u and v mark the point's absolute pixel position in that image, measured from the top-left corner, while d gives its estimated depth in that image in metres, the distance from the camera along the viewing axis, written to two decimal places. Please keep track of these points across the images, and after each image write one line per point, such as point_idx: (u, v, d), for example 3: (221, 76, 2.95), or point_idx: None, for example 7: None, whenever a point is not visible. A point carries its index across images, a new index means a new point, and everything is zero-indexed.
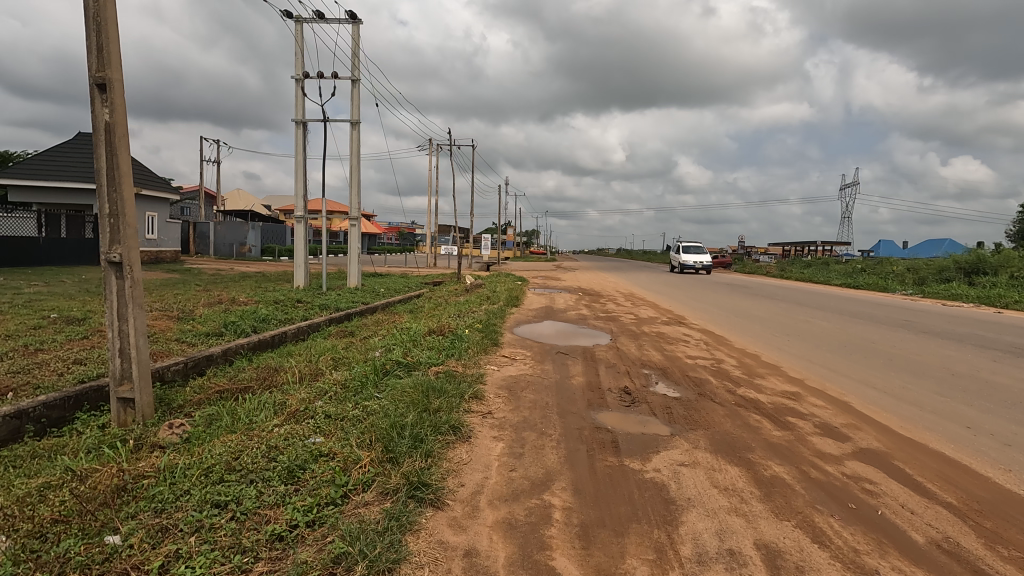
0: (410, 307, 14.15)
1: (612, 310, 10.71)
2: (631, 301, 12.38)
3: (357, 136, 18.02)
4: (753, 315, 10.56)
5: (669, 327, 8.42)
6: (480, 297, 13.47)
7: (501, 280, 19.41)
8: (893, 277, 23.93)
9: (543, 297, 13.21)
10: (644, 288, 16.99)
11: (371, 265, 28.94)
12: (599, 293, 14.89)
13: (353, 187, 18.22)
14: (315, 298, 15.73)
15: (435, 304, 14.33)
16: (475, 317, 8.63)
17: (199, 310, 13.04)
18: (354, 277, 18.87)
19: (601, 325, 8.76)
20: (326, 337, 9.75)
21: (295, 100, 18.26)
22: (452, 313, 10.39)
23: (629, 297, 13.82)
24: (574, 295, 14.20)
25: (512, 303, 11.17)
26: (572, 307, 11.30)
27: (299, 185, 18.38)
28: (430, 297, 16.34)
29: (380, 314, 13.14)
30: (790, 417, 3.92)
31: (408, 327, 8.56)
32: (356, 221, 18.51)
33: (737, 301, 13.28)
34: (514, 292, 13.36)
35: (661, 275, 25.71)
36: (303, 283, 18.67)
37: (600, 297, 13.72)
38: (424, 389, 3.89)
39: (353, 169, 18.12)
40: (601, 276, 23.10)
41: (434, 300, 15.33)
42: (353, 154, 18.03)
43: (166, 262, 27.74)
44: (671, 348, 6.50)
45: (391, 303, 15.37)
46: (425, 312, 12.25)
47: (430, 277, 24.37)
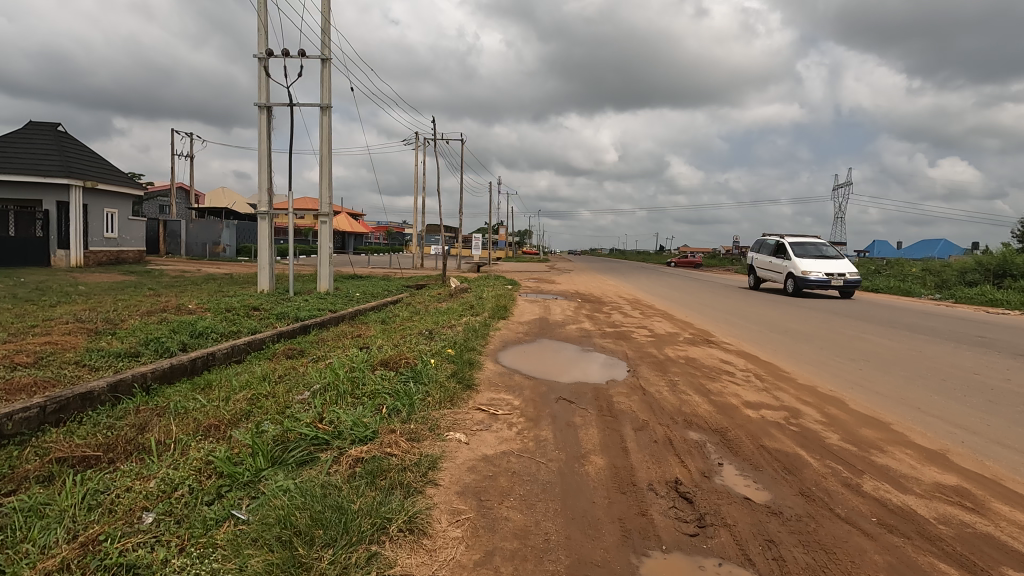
0: (384, 317, 12.25)
1: (621, 323, 8.85)
2: (639, 311, 10.53)
3: (328, 122, 16.08)
4: (787, 328, 8.78)
5: (699, 349, 6.58)
6: (464, 305, 11.56)
7: (489, 284, 17.53)
8: (912, 280, 22.22)
9: (537, 305, 11.34)
10: (649, 294, 15.16)
11: (352, 267, 26.97)
12: (600, 299, 13.06)
13: (324, 180, 16.29)
14: (275, 305, 13.82)
15: (413, 313, 12.40)
16: (451, 336, 6.69)
17: (129, 321, 11.05)
18: (324, 280, 16.90)
19: (612, 344, 6.91)
20: (267, 360, 7.74)
21: (258, 82, 16.30)
22: (425, 329, 8.45)
23: (636, 305, 11.95)
24: (573, 302, 12.32)
25: (500, 312, 9.27)
26: (572, 318, 9.43)
27: (263, 177, 16.43)
28: (409, 305, 14.40)
29: (344, 326, 11.18)
30: (1011, 569, 2.06)
31: (363, 351, 6.60)
32: (327, 217, 16.59)
33: (759, 309, 11.46)
34: (504, 300, 11.47)
35: (662, 278, 24.00)
36: (267, 287, 16.71)
37: (603, 305, 11.84)
38: (308, 526, 2.01)
39: (324, 160, 16.17)
40: (599, 278, 21.32)
41: (411, 308, 13.42)
42: (323, 142, 16.07)
43: (127, 263, 25.59)
44: (716, 388, 4.64)
45: (362, 311, 13.41)
46: (397, 324, 10.32)
47: (414, 279, 22.49)
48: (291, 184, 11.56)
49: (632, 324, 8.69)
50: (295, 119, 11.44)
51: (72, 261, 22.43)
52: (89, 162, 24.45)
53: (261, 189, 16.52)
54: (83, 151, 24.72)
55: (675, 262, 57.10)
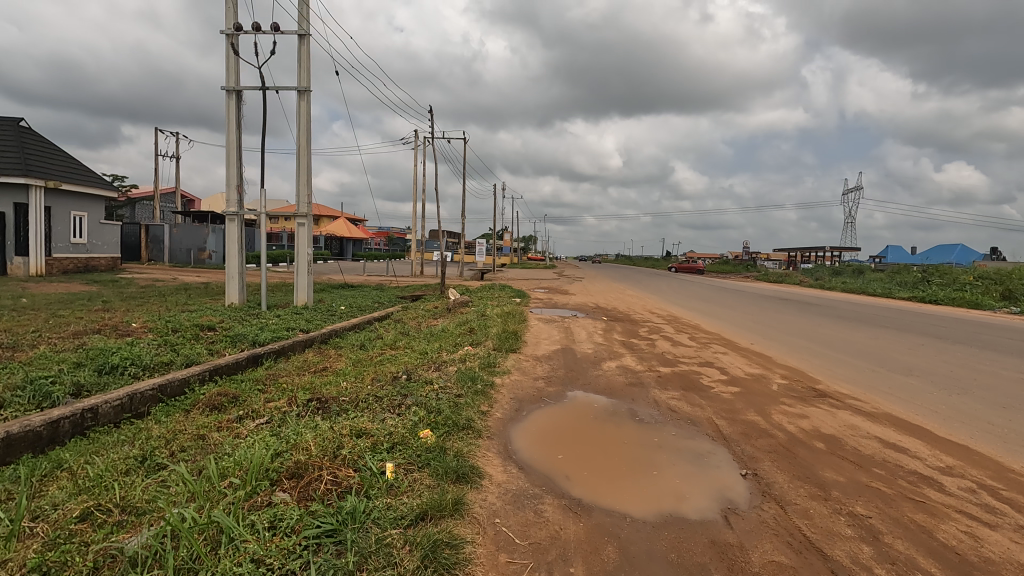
0: (362, 341, 9.84)
1: (677, 357, 6.44)
2: (687, 336, 8.16)
3: (306, 107, 13.85)
4: (899, 362, 6.40)
5: (826, 414, 4.16)
6: (463, 326, 9.19)
7: (495, 297, 15.18)
8: (974, 288, 19.55)
9: (553, 326, 8.96)
10: (682, 308, 12.77)
11: (344, 275, 24.65)
12: (627, 316, 10.70)
13: (301, 175, 14.07)
14: (236, 324, 11.48)
15: (400, 336, 10.01)
16: (436, 394, 4.27)
17: (34, 346, 8.69)
18: (302, 293, 14.52)
19: (684, 401, 4.49)
20: (174, 422, 5.28)
21: (227, 63, 14.09)
22: (404, 370, 6.03)
23: (677, 325, 9.54)
24: (598, 320, 9.95)
25: (508, 339, 6.86)
26: (604, 347, 7.03)
27: (233, 172, 14.23)
28: (399, 323, 12.06)
29: (308, 355, 8.72)
30: None
31: (296, 423, 4.17)
32: (305, 219, 14.30)
33: (830, 330, 9.12)
34: (511, 318, 9.13)
35: (687, 286, 21.58)
36: (237, 299, 14.43)
37: (635, 325, 9.45)
38: None
39: (302, 152, 13.95)
40: (618, 288, 18.90)
41: (400, 328, 11.05)
42: (301, 132, 13.91)
43: (97, 271, 23.36)
44: (964, 543, 2.26)
45: (340, 331, 11.04)
46: (374, 356, 7.95)
47: (411, 289, 20.17)
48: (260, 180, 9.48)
49: (692, 361, 6.27)
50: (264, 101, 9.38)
51: (31, 270, 20.17)
52: (54, 159, 22.24)
53: (230, 185, 14.32)
54: (49, 148, 22.58)
55: (686, 269, 54.61)
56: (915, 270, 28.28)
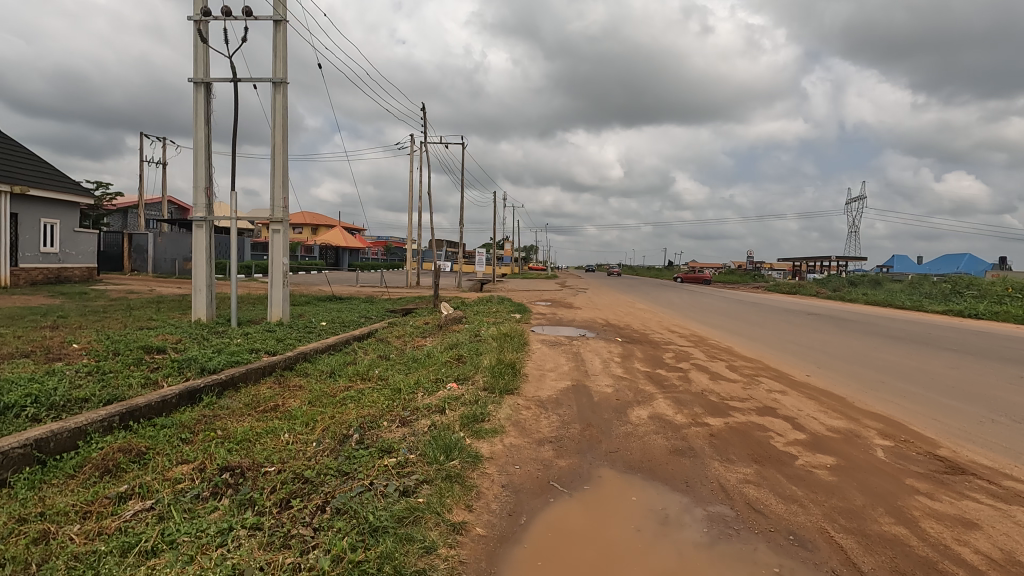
0: (333, 368, 8.29)
1: (724, 400, 4.90)
2: (723, 366, 6.61)
3: (282, 101, 12.45)
4: (1015, 406, 4.92)
5: (1000, 519, 2.63)
6: (450, 352, 7.66)
7: (493, 311, 13.68)
8: (1015, 301, 17.99)
9: (559, 350, 7.43)
10: (704, 325, 11.26)
11: (334, 287, 23.18)
12: (643, 338, 9.14)
13: (276, 177, 12.63)
14: (193, 344, 9.98)
15: (376, 361, 8.50)
16: (386, 486, 2.75)
17: None
18: (276, 308, 12.93)
19: (766, 486, 2.96)
20: (33, 501, 3.73)
21: (196, 52, 12.75)
22: (364, 422, 4.49)
23: (705, 348, 8.00)
24: (611, 342, 8.42)
25: (503, 373, 5.32)
26: (625, 384, 5.49)
27: (200, 173, 12.82)
28: (382, 344, 10.53)
29: (262, 387, 7.16)
30: None
31: (172, 543, 2.64)
32: (280, 224, 12.81)
33: (889, 356, 7.64)
34: (508, 340, 7.60)
35: (700, 298, 20.11)
36: (205, 315, 12.94)
37: (656, 349, 7.92)
38: None
39: (277, 151, 12.53)
40: (628, 301, 17.40)
41: (381, 351, 9.53)
42: (276, 129, 12.51)
43: (69, 282, 21.90)
44: None
45: (312, 353, 9.50)
46: (339, 392, 6.43)
47: (403, 302, 18.70)
48: (231, 182, 8.58)
49: (745, 407, 4.72)
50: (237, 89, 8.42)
51: None
52: (25, 163, 20.91)
53: (197, 188, 12.90)
54: (20, 151, 21.24)
55: (691, 279, 53.06)
56: (938, 281, 26.80)
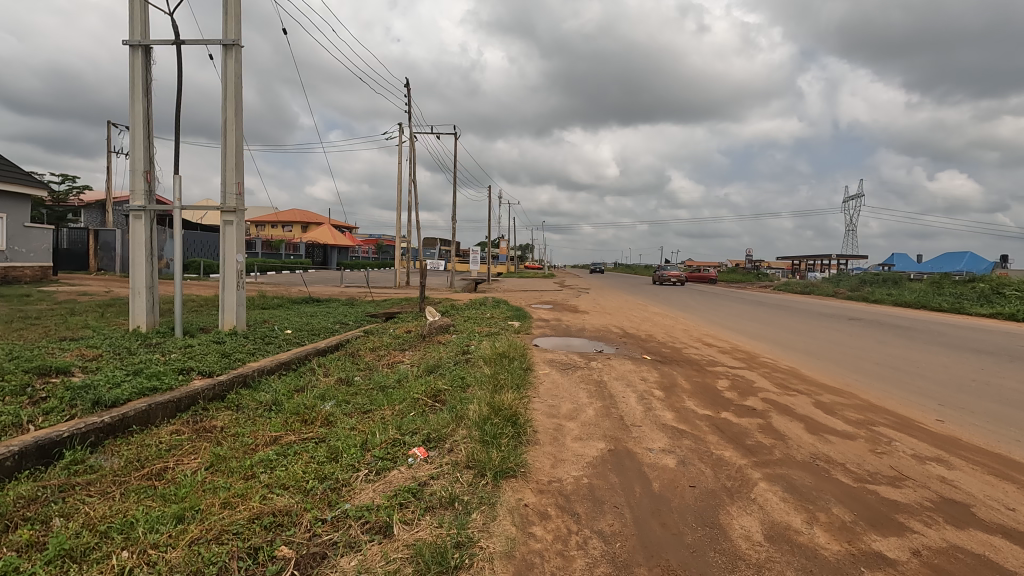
0: (276, 400, 6.26)
1: (863, 486, 2.94)
2: (812, 406, 4.65)
3: (234, 68, 10.52)
4: None
5: None
6: (428, 380, 5.66)
7: (487, 317, 11.75)
8: None
9: (574, 378, 5.44)
10: (740, 334, 9.30)
11: (314, 289, 21.16)
12: (676, 355, 7.15)
13: (227, 157, 10.65)
14: (110, 362, 7.96)
15: (334, 389, 6.53)
16: None
17: None
18: (230, 315, 10.84)
19: None
20: None
21: (134, 10, 10.78)
22: (246, 547, 2.49)
23: (766, 372, 6.04)
24: (639, 362, 6.45)
25: (498, 433, 3.34)
26: (686, 445, 3.53)
27: (139, 154, 10.82)
28: (350, 361, 8.55)
29: (164, 431, 5.13)
30: None
31: None
32: (232, 215, 10.77)
33: (1014, 385, 5.75)
34: (504, 363, 5.59)
35: (716, 300, 18.26)
36: (146, 322, 10.92)
37: (702, 374, 5.95)
38: None
39: (228, 128, 10.58)
40: (639, 304, 15.48)
41: (346, 372, 7.58)
42: (227, 100, 10.57)
43: (19, 283, 19.77)
44: None
45: (258, 373, 7.47)
46: (263, 446, 4.46)
47: (387, 305, 16.71)
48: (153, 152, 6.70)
49: (912, 502, 2.76)
50: (182, 64, 7.83)
51: None
52: None
53: (135, 171, 10.89)
54: None
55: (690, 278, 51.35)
56: (964, 280, 25.01)
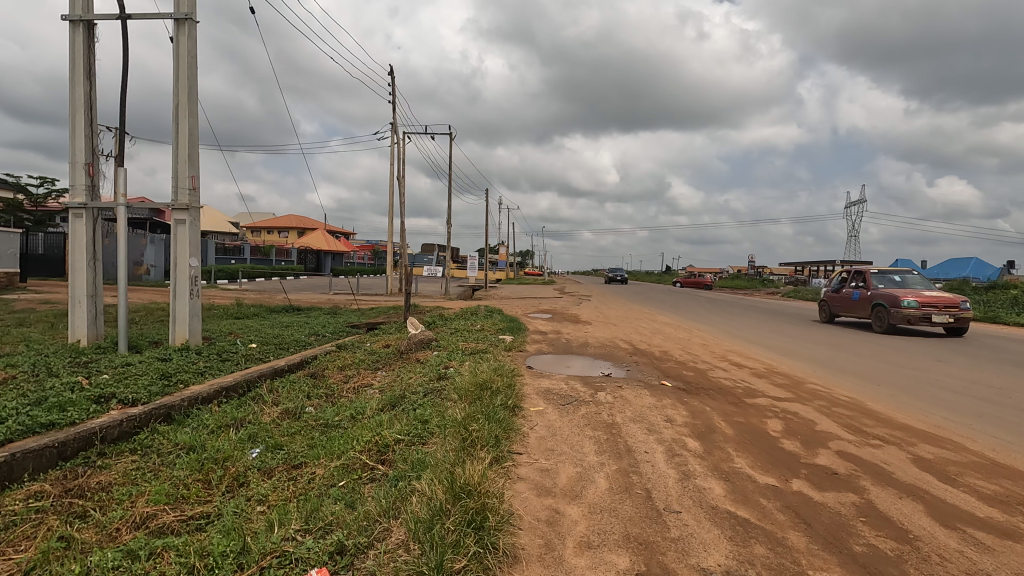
0: (195, 442, 4.87)
1: None
2: (914, 468, 3.29)
3: (187, 46, 9.26)
4: None
5: None
6: (385, 421, 4.29)
7: (478, 329, 10.39)
8: None
9: (577, 419, 4.08)
10: (772, 351, 7.93)
11: (297, 298, 19.83)
12: (704, 382, 5.77)
13: (178, 148, 9.34)
14: (17, 387, 6.60)
15: (273, 427, 5.17)
16: None
17: None
18: (181, 329, 9.48)
19: None
20: None
21: None
22: None
23: (824, 408, 4.66)
24: (659, 393, 5.08)
25: (449, 553, 1.98)
26: (761, 560, 2.17)
27: (79, 144, 9.54)
28: (309, 386, 7.15)
29: (17, 496, 3.76)
30: None
31: None
32: (184, 214, 9.42)
33: None
34: (483, 399, 4.21)
35: (728, 309, 16.91)
36: (86, 336, 9.56)
37: (743, 410, 4.58)
38: None
39: (181, 113, 9.28)
40: (646, 313, 14.13)
41: (298, 401, 6.23)
42: (180, 82, 9.27)
43: None
44: None
45: (190, 403, 6.08)
46: (129, 531, 3.08)
47: (371, 315, 15.36)
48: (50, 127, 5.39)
49: None
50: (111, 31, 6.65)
51: None
52: None
53: (75, 164, 9.59)
54: None
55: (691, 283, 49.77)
56: (986, 286, 23.72)
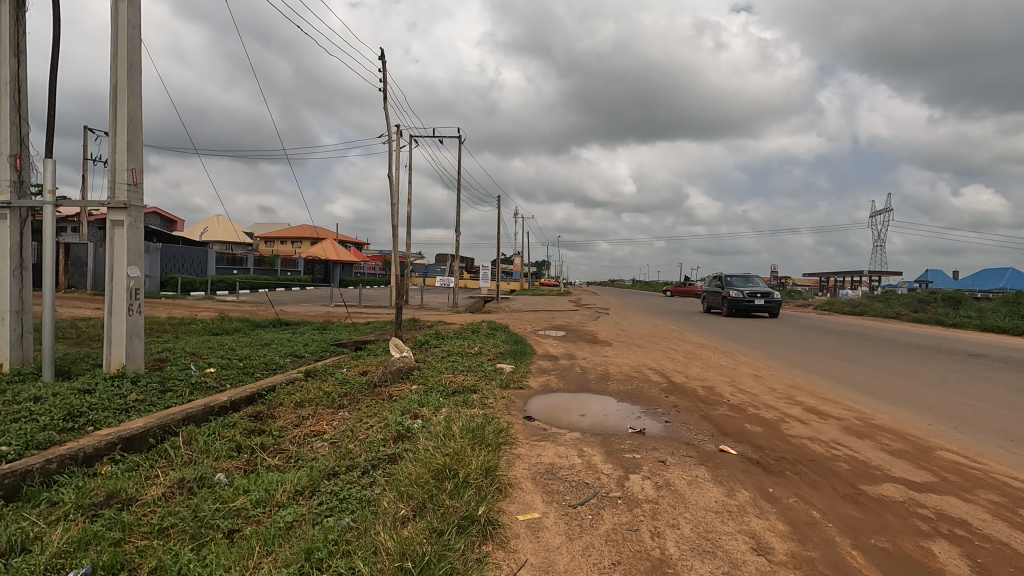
0: (8, 547, 3.16)
1: None
2: None
3: (127, 13, 7.79)
4: None
5: None
6: (271, 540, 2.57)
7: (476, 351, 8.67)
8: None
9: (598, 549, 2.29)
10: (853, 391, 6.04)
11: (291, 311, 18.31)
12: (785, 447, 3.93)
13: (116, 135, 7.84)
14: None
15: (138, 520, 3.44)
16: None
17: None
18: (116, 352, 7.89)
19: None
20: None
21: None
22: None
23: (1009, 514, 2.82)
24: (725, 473, 3.27)
25: None
26: None
27: (4, 132, 8.07)
28: (241, 437, 5.41)
29: None
30: None
31: None
32: (120, 214, 7.87)
33: None
34: (434, 508, 2.47)
35: (769, 326, 14.95)
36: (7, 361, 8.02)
37: (876, 517, 2.76)
38: None
39: (120, 95, 7.79)
40: (674, 331, 12.32)
41: (212, 463, 4.53)
42: (118, 57, 7.79)
43: None
44: None
45: (58, 465, 4.34)
46: None
47: (364, 331, 13.72)
48: None
49: None
50: None
51: None
52: None
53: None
54: None
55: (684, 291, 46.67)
56: None
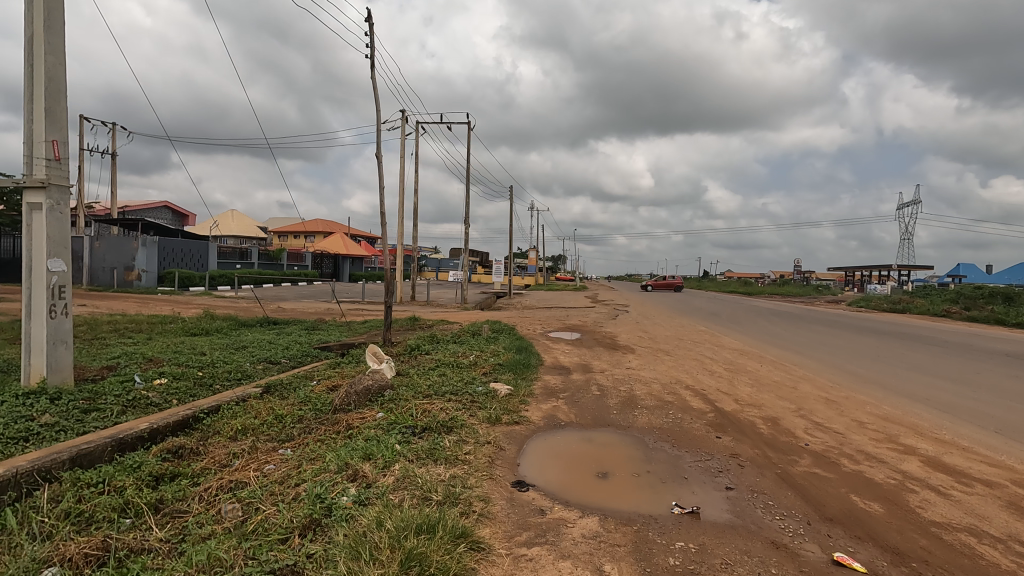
0: None
1: None
2: None
3: None
4: None
5: None
6: None
7: (471, 362, 7.15)
8: None
9: None
10: (978, 429, 4.38)
11: (285, 309, 16.97)
12: (945, 559, 2.34)
13: (32, 98, 6.47)
14: None
15: None
16: None
17: None
18: (35, 363, 6.54)
19: None
20: None
21: None
22: None
23: None
24: None
25: None
26: None
27: None
28: (134, 489, 3.96)
29: None
30: None
31: None
32: (38, 195, 6.50)
33: None
34: None
35: (815, 326, 13.17)
36: None
37: None
38: None
39: (36, 49, 6.43)
40: (707, 335, 10.67)
41: (55, 546, 3.05)
42: (34, 3, 6.40)
43: None
44: None
45: None
46: None
47: (357, 332, 12.30)
48: None
49: None
50: None
51: None
52: None
53: None
54: None
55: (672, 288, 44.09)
56: None
